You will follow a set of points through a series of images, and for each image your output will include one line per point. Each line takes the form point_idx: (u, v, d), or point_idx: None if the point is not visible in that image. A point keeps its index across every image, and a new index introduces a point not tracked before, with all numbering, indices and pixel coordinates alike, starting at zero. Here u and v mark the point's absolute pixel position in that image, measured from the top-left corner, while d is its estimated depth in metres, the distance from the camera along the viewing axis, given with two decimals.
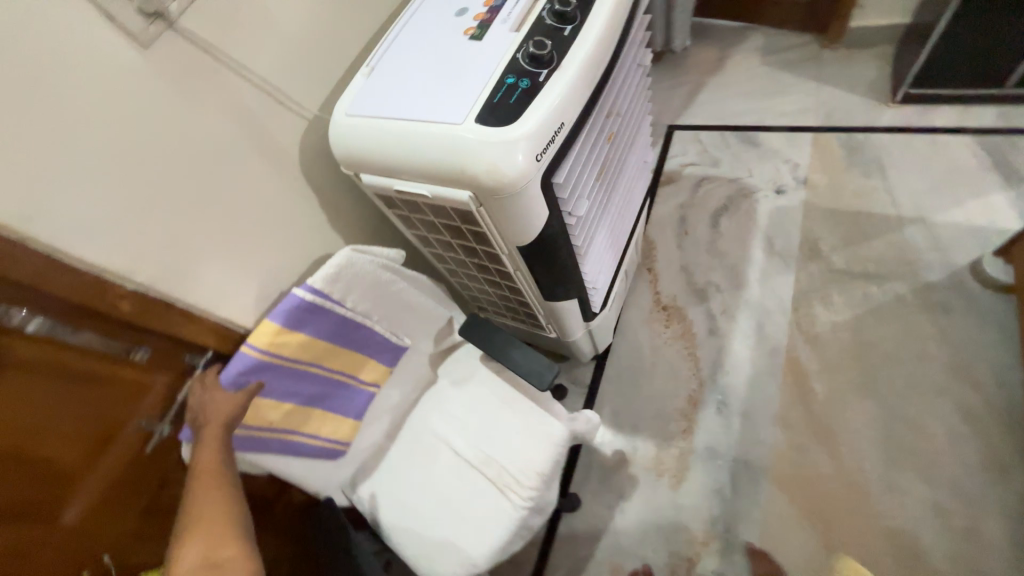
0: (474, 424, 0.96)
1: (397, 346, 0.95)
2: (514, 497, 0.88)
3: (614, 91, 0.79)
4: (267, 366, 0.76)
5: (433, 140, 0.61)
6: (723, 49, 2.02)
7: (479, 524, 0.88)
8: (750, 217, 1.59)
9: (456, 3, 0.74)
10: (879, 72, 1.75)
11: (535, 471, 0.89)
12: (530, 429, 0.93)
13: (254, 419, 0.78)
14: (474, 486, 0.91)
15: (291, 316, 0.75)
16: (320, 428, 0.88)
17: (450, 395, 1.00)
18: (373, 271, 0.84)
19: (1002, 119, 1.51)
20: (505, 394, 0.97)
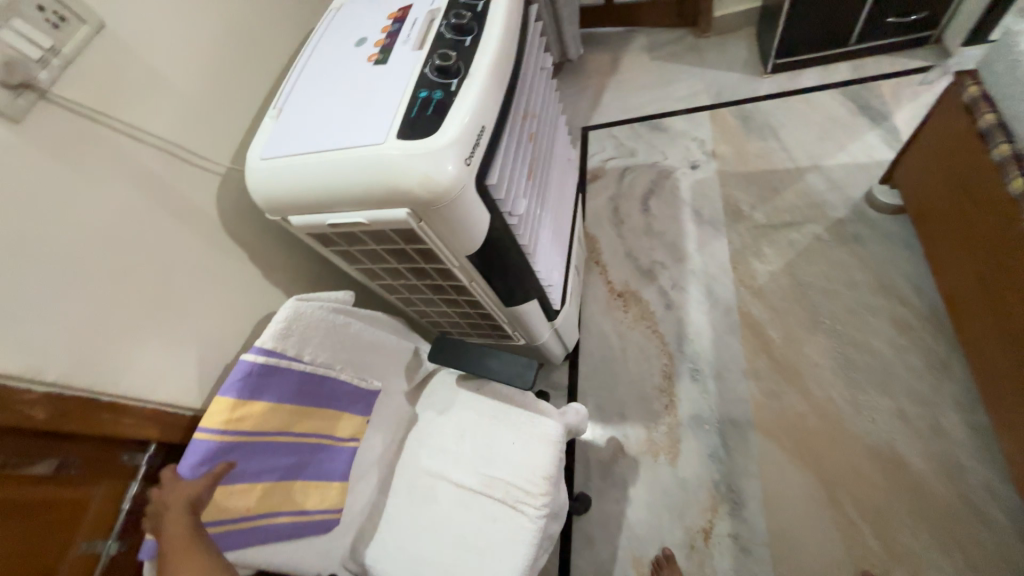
0: (467, 449, 0.92)
1: (367, 392, 0.91)
2: (527, 509, 0.84)
3: (525, 92, 0.82)
4: (231, 447, 0.68)
5: (358, 164, 0.60)
6: (615, 55, 2.20)
7: (498, 552, 0.82)
8: (675, 195, 1.71)
9: (354, 35, 0.75)
10: (749, 51, 1.97)
11: (542, 476, 0.86)
12: (524, 434, 0.90)
13: (227, 510, 0.69)
14: (484, 513, 0.86)
15: (246, 385, 0.69)
16: (304, 502, 0.80)
17: (435, 428, 0.97)
18: (325, 318, 0.80)
19: (856, 71, 1.73)
20: (490, 408, 0.95)
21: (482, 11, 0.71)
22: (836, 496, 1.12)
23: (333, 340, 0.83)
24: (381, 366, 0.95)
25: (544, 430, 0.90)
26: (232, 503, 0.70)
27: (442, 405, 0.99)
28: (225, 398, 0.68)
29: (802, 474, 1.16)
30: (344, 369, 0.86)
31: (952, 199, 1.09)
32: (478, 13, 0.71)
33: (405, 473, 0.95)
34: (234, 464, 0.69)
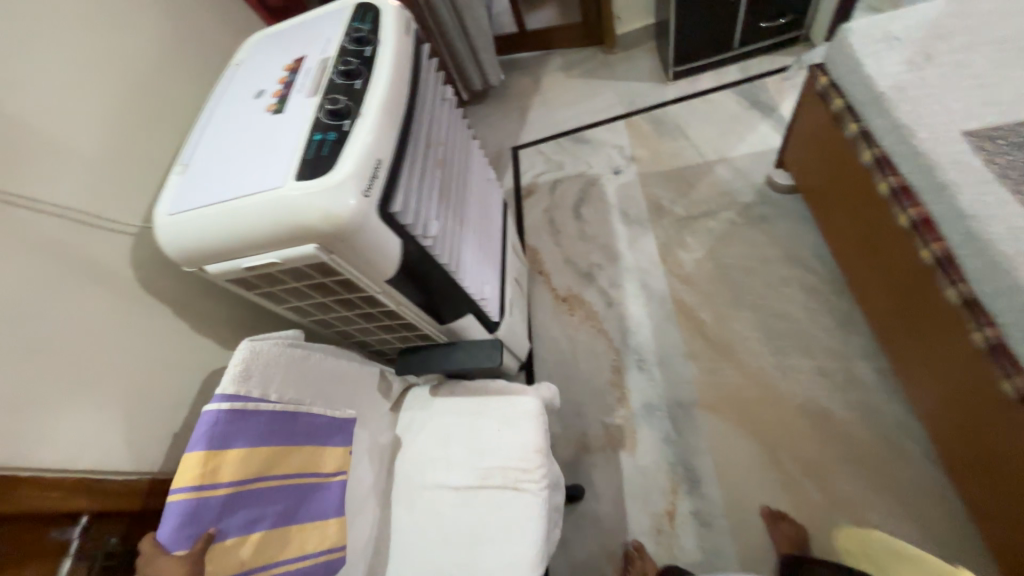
0: (457, 452, 0.95)
1: (343, 421, 0.89)
2: (529, 485, 0.89)
3: (425, 124, 0.89)
4: (210, 502, 0.65)
5: (262, 208, 0.63)
6: (534, 77, 2.34)
7: (513, 533, 0.85)
8: (603, 200, 1.82)
9: (253, 88, 0.80)
10: (652, 61, 2.15)
11: (534, 450, 0.91)
12: (506, 418, 0.95)
13: (221, 569, 0.66)
14: (489, 504, 0.89)
15: (214, 434, 0.67)
16: (304, 544, 0.76)
17: (421, 443, 0.98)
18: (283, 355, 0.79)
19: (745, 71, 1.92)
20: (470, 406, 0.99)
21: (371, 57, 0.78)
22: (779, 456, 1.20)
23: (298, 373, 0.81)
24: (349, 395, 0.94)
25: (524, 407, 0.95)
26: (225, 560, 0.67)
27: (424, 421, 1.01)
28: (191, 457, 0.65)
29: (747, 442, 1.24)
30: (314, 402, 0.85)
31: (826, 174, 1.23)
32: (366, 58, 0.77)
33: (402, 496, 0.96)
34: (217, 519, 0.66)
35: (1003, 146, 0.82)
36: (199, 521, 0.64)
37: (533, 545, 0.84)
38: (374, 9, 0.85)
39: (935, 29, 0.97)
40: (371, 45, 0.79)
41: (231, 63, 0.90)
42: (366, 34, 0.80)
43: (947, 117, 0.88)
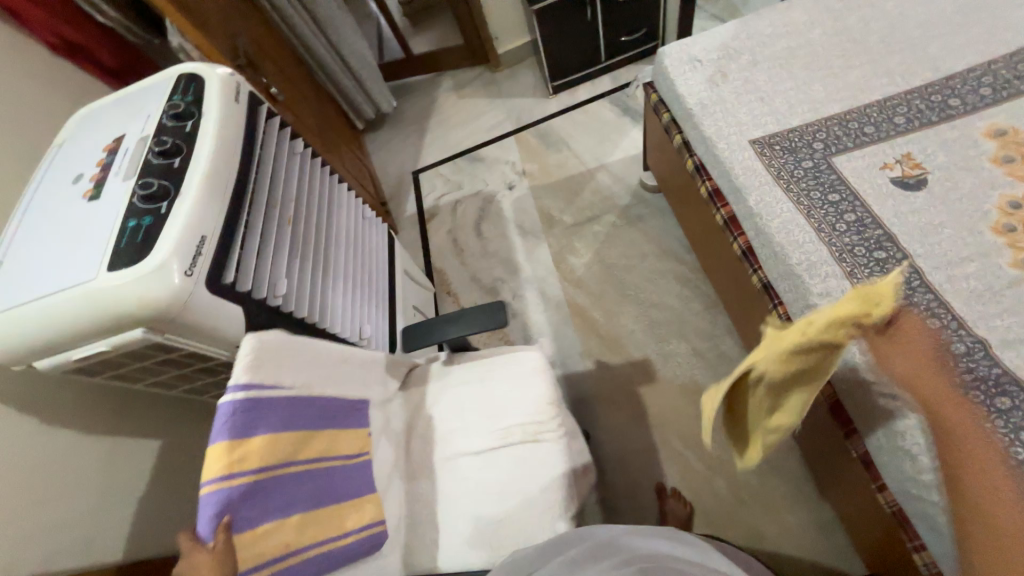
0: (470, 418, 0.98)
1: (358, 405, 0.89)
2: (547, 435, 0.93)
3: (269, 182, 0.92)
4: (245, 488, 0.64)
5: (78, 302, 0.64)
6: (427, 99, 2.39)
7: (537, 482, 0.90)
8: (501, 215, 1.90)
9: (72, 172, 0.79)
10: (535, 76, 2.26)
11: (546, 403, 0.95)
12: (514, 377, 0.99)
13: (266, 552, 0.64)
14: (511, 459, 0.93)
15: (235, 424, 0.65)
16: (342, 523, 0.77)
17: (438, 416, 1.01)
18: (290, 342, 0.76)
19: (615, 80, 2.08)
20: (477, 372, 1.02)
21: (191, 131, 0.80)
22: (668, 435, 1.33)
23: (312, 363, 0.79)
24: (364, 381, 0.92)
25: (530, 365, 0.99)
26: (266, 543, 0.65)
27: (434, 397, 1.03)
28: (213, 448, 0.62)
29: (641, 427, 1.36)
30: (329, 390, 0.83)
31: (673, 178, 1.38)
32: (187, 133, 0.79)
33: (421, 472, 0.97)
34: (255, 505, 0.65)
35: (777, 150, 0.98)
36: (234, 509, 0.63)
37: (555, 491, 0.89)
38: (196, 80, 0.87)
39: (726, 51, 1.13)
40: (192, 119, 0.81)
41: (54, 144, 0.89)
42: (185, 107, 0.82)
43: (737, 129, 1.03)
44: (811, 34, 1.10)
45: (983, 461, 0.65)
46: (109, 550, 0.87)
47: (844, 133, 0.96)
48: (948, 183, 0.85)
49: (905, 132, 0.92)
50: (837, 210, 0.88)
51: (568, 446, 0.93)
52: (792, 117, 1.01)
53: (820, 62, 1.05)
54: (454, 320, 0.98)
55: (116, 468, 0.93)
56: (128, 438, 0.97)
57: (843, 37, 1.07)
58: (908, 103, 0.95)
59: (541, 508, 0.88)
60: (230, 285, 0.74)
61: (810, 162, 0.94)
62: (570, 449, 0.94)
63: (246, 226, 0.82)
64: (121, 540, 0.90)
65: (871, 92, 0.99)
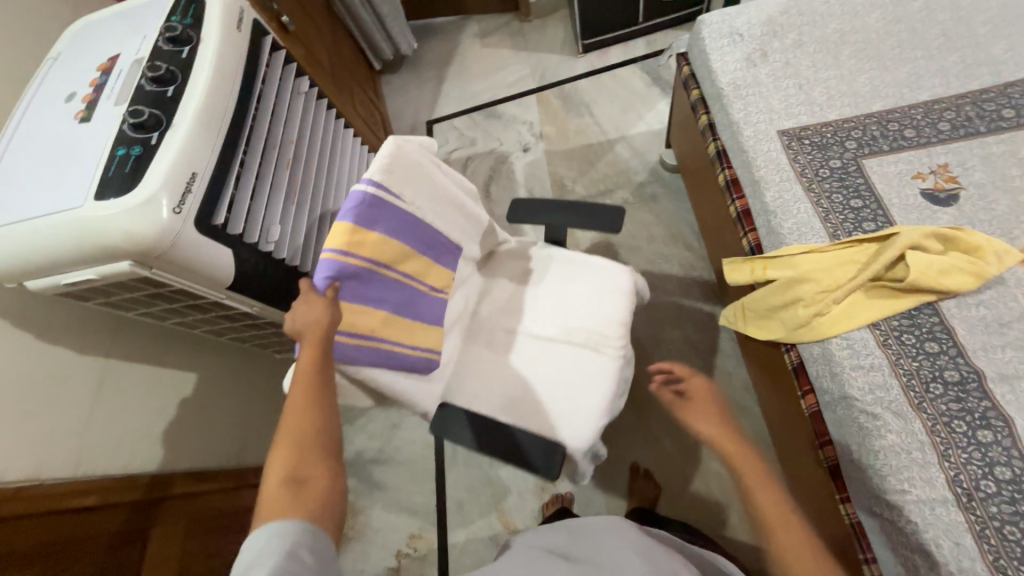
0: (543, 306, 0.98)
1: (456, 246, 0.86)
2: (609, 349, 0.92)
3: (269, 122, 0.88)
4: (355, 269, 0.67)
5: (64, 227, 0.64)
6: (450, 43, 2.25)
7: (585, 387, 0.90)
8: (512, 178, 1.84)
9: (64, 90, 0.76)
10: (566, 30, 2.11)
11: (618, 321, 0.93)
12: (597, 285, 0.97)
13: (353, 328, 0.68)
14: (568, 354, 0.93)
15: (361, 211, 0.66)
16: (417, 339, 0.78)
17: (514, 292, 1.00)
18: (420, 161, 0.75)
19: (650, 45, 1.94)
20: (565, 268, 1.00)
21: (189, 58, 0.76)
22: (648, 418, 1.35)
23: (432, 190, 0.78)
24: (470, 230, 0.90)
25: (616, 282, 0.96)
26: (358, 320, 0.69)
27: (513, 275, 1.02)
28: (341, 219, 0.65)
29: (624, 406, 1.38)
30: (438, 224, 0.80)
31: (692, 160, 1.31)
32: (184, 60, 0.75)
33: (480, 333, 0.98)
34: (357, 289, 0.68)
35: (806, 145, 0.92)
36: (344, 281, 0.67)
37: (600, 399, 0.88)
38: (196, 1, 0.81)
39: (771, 27, 1.04)
40: (190, 45, 0.77)
41: (49, 56, 0.85)
42: (183, 31, 0.77)
43: (768, 116, 0.96)
44: (867, 17, 1.00)
45: (950, 489, 0.65)
46: (99, 465, 0.92)
47: (881, 134, 0.89)
48: (980, 201, 0.80)
49: (946, 141, 0.86)
50: (857, 217, 0.84)
51: (624, 366, 0.92)
52: (828, 109, 0.94)
53: (871, 51, 0.97)
54: (567, 208, 0.96)
55: (107, 390, 0.96)
56: (120, 363, 0.99)
57: (901, 25, 0.98)
58: (957, 109, 0.88)
59: (580, 409, 0.88)
60: (220, 227, 0.73)
61: (838, 162, 0.88)
62: (625, 369, 0.93)
63: (241, 166, 0.80)
64: (111, 457, 0.95)
65: (920, 92, 0.91)
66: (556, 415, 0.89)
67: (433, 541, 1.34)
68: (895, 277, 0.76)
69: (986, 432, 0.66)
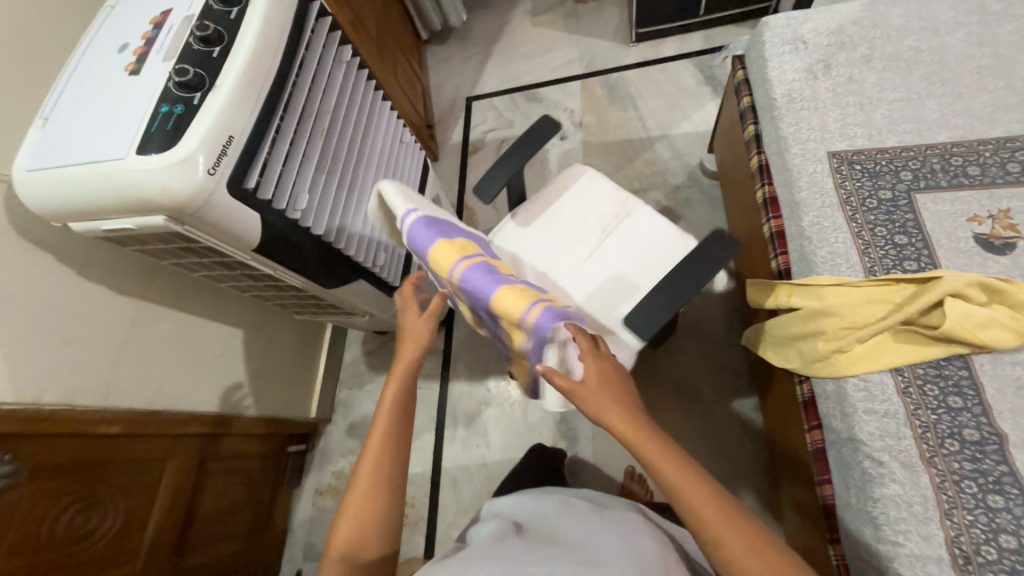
0: (560, 229, 1.02)
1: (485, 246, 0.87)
2: (632, 204, 1.00)
3: (308, 90, 0.89)
4: (488, 263, 0.63)
5: (107, 177, 0.67)
6: (500, 18, 2.20)
7: (657, 232, 0.97)
8: (544, 166, 1.81)
9: (119, 40, 0.78)
10: (621, 16, 2.02)
11: (612, 187, 1.03)
12: (577, 190, 1.04)
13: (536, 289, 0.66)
14: (616, 243, 0.98)
15: (432, 223, 0.63)
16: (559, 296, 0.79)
17: (540, 247, 1.01)
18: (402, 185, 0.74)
19: (707, 41, 1.85)
20: (544, 200, 1.05)
21: (237, 20, 0.76)
22: None
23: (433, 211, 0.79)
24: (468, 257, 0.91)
25: (580, 174, 1.05)
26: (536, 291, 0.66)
27: (526, 239, 1.03)
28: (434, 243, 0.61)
29: None
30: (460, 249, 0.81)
31: (732, 170, 1.26)
32: (232, 21, 0.76)
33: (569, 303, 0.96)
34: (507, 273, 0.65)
35: (856, 170, 0.86)
36: (500, 274, 0.62)
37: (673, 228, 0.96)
38: None
39: (839, 37, 0.97)
40: (239, 6, 0.77)
41: (107, 3, 0.87)
42: None
43: (820, 135, 0.91)
44: (948, 36, 0.92)
45: (947, 549, 0.63)
46: (125, 397, 0.99)
47: (941, 167, 0.83)
48: None
49: (1014, 183, 0.79)
50: (899, 254, 0.79)
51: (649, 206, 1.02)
52: (887, 134, 0.88)
53: (946, 75, 0.89)
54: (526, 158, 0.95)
55: (138, 330, 1.02)
56: (152, 306, 1.05)
57: (986, 49, 0.89)
58: None
59: (672, 242, 0.95)
60: (251, 191, 0.75)
61: (888, 193, 0.83)
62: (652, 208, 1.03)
63: (277, 132, 0.81)
64: (137, 391, 1.02)
65: (993, 126, 0.84)
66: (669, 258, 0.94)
67: (424, 511, 1.39)
68: (925, 323, 0.72)
69: (997, 497, 0.64)
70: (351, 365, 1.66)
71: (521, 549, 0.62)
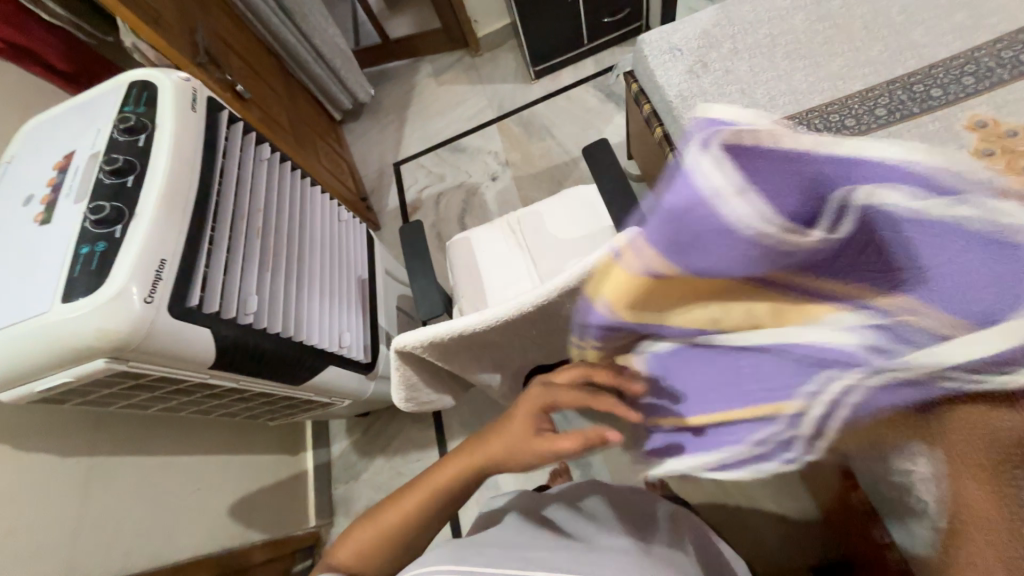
0: (502, 273, 1.11)
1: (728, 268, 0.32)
2: (513, 217, 1.17)
3: (235, 196, 0.89)
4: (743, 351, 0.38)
5: (33, 335, 0.62)
6: (406, 85, 2.31)
7: (559, 205, 1.14)
8: (484, 208, 1.87)
9: (22, 192, 0.76)
10: (517, 59, 2.18)
11: (498, 224, 1.18)
12: (485, 246, 1.15)
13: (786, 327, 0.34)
14: (532, 228, 1.13)
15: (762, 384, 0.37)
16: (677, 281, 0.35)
17: (505, 296, 1.08)
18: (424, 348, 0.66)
19: (598, 64, 2.02)
20: (470, 267, 1.14)
21: (146, 146, 0.76)
22: None
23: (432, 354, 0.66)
24: (774, 163, 0.28)
25: (474, 239, 1.18)
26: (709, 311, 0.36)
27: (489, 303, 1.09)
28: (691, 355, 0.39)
29: None
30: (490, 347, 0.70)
31: (654, 171, 1.36)
32: (141, 148, 0.75)
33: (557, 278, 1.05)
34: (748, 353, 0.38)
35: None
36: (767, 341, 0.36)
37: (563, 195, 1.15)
38: (147, 88, 0.82)
39: (707, 38, 1.10)
40: (146, 133, 0.77)
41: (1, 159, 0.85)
42: (137, 120, 0.78)
43: None
44: (792, 19, 1.06)
45: None
46: (92, 572, 0.87)
47: (824, 126, 0.94)
48: None
49: (887, 125, 0.90)
50: None
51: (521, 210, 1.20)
52: (772, 109, 0.99)
53: (802, 50, 1.02)
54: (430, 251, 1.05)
55: (95, 490, 0.92)
56: (106, 459, 0.96)
57: (826, 22, 1.04)
58: (890, 94, 0.93)
59: (577, 198, 1.13)
60: (195, 308, 0.73)
61: None
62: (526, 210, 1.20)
63: (211, 243, 0.79)
64: (104, 561, 0.90)
65: (854, 82, 0.96)
66: (591, 200, 1.11)
67: None
68: None
69: None
70: (342, 457, 1.57)
71: (515, 532, 0.58)
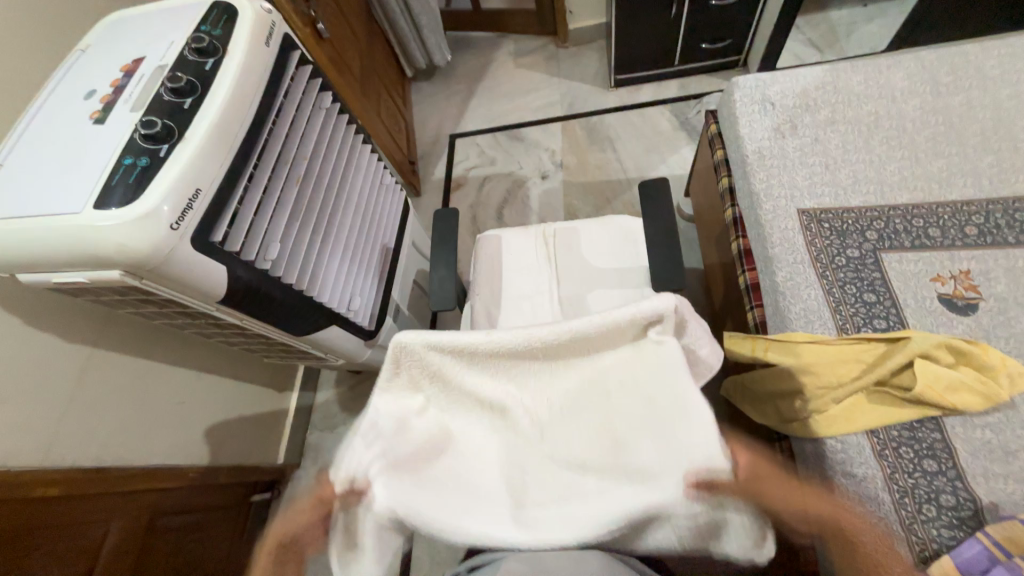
0: (524, 283, 1.08)
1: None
2: (550, 230, 1.13)
3: (286, 139, 0.88)
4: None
5: (60, 232, 0.63)
6: (483, 59, 2.26)
7: (600, 228, 1.09)
8: (526, 204, 1.83)
9: (86, 86, 0.77)
10: (602, 61, 2.10)
11: (533, 233, 1.14)
12: (516, 251, 1.12)
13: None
14: (564, 244, 1.10)
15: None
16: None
17: (519, 307, 1.05)
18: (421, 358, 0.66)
19: (683, 88, 1.93)
20: (495, 269, 1.11)
21: (211, 70, 0.75)
22: None
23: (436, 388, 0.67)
24: None
25: (506, 241, 1.14)
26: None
27: (501, 309, 1.06)
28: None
29: None
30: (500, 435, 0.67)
31: (705, 217, 1.30)
32: (206, 72, 0.75)
33: (576, 305, 1.02)
34: None
35: (825, 229, 0.90)
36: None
37: (607, 219, 1.10)
38: (228, 11, 0.82)
39: (805, 100, 1.03)
40: (214, 57, 0.76)
41: (77, 46, 0.86)
42: (209, 42, 0.77)
43: (790, 193, 0.95)
44: (904, 104, 0.98)
45: None
46: (69, 455, 0.91)
47: (903, 229, 0.87)
48: (999, 316, 0.77)
49: (973, 246, 0.83)
50: (869, 311, 0.81)
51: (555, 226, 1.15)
52: (852, 194, 0.92)
53: (904, 140, 0.94)
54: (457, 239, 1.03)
55: (88, 381, 0.95)
56: (106, 354, 0.99)
57: (940, 117, 0.95)
58: (987, 214, 0.85)
59: (620, 228, 1.09)
60: (218, 244, 0.73)
61: (855, 253, 0.86)
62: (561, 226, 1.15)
63: (249, 181, 0.79)
64: (82, 447, 0.94)
65: (950, 190, 0.89)
66: (632, 234, 1.07)
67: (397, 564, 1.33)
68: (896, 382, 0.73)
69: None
70: (324, 405, 1.60)
71: None
